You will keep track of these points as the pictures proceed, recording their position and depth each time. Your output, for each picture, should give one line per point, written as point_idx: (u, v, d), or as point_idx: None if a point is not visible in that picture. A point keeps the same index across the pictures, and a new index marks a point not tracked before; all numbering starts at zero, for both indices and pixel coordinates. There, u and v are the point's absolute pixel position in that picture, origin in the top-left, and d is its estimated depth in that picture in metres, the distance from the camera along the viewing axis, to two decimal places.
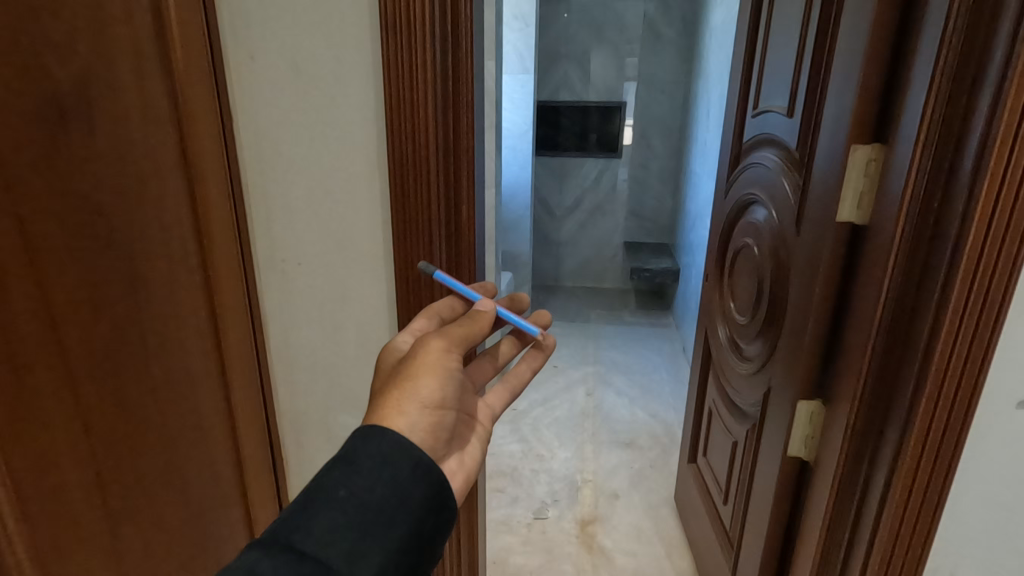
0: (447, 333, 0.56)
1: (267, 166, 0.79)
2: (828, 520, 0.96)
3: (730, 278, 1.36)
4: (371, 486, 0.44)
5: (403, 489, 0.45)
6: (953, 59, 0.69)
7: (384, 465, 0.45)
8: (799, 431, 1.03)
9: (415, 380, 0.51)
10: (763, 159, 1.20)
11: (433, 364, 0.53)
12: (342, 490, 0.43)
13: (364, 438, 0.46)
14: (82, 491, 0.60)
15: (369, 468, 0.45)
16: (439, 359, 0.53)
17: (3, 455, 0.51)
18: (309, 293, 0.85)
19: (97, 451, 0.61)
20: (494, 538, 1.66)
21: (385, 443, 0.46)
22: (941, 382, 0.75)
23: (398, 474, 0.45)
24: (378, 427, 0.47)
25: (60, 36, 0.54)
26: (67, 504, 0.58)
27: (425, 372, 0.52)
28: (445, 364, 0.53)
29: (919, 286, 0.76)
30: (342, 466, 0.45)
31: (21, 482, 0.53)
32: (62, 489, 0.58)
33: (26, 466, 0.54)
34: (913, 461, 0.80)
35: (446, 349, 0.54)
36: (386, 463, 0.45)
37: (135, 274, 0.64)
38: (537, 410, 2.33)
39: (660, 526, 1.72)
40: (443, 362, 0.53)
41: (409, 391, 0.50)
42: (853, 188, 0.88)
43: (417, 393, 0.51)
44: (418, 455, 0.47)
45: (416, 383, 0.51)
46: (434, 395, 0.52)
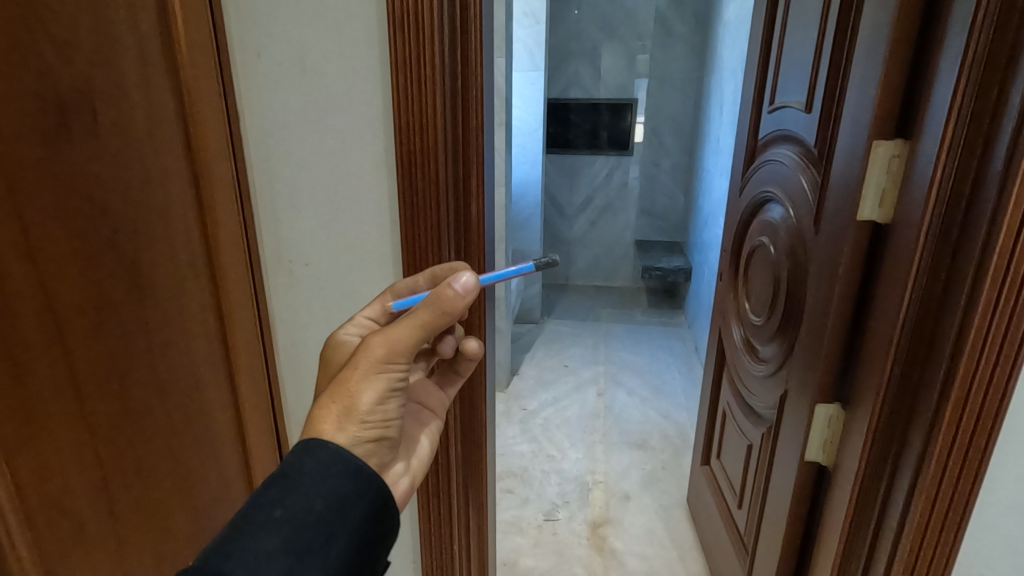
0: (391, 335, 0.49)
1: (274, 164, 0.78)
2: (848, 528, 0.94)
3: (745, 277, 1.33)
4: (309, 505, 0.42)
5: (349, 503, 0.44)
6: (982, 51, 0.66)
7: (325, 481, 0.44)
8: (817, 436, 1.01)
9: (354, 393, 0.47)
10: (780, 156, 1.17)
11: (374, 373, 0.48)
12: (277, 511, 0.42)
13: (301, 453, 0.45)
14: (88, 495, 0.59)
15: (309, 484, 0.43)
16: (380, 370, 0.49)
17: (8, 461, 0.51)
18: (316, 294, 0.85)
19: (102, 455, 0.60)
20: (504, 539, 1.65)
21: (322, 457, 0.44)
22: (969, 386, 0.72)
23: (338, 489, 0.44)
24: (316, 442, 0.45)
25: (63, 34, 0.53)
26: (71, 509, 0.57)
27: (365, 383, 0.48)
28: (383, 370, 0.49)
29: (946, 286, 0.73)
30: (281, 483, 0.43)
31: (27, 488, 0.53)
32: (67, 492, 0.57)
33: (31, 469, 0.53)
34: (938, 468, 0.77)
35: (388, 357, 0.49)
36: (323, 478, 0.44)
37: (141, 275, 0.63)
38: (548, 410, 2.31)
39: (672, 529, 1.69)
40: (383, 371, 0.49)
41: (347, 404, 0.47)
42: (875, 185, 0.86)
43: (353, 408, 0.47)
44: (356, 467, 0.45)
45: (354, 397, 0.47)
46: (375, 412, 0.48)
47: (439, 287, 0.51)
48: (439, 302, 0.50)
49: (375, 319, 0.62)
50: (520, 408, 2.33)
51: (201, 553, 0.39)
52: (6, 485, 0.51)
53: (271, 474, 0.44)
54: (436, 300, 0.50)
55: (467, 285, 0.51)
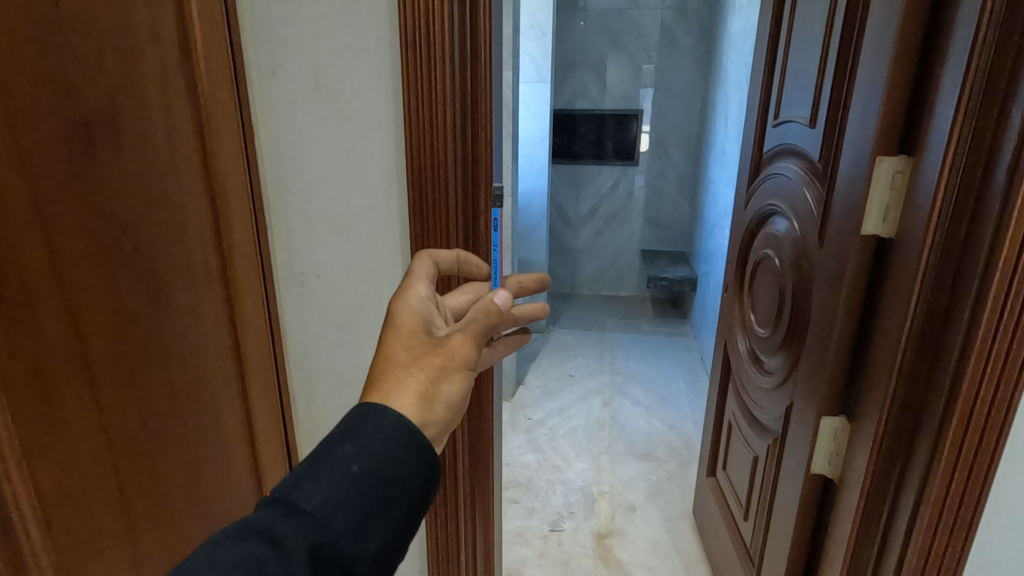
0: (474, 332, 0.45)
1: (287, 179, 0.80)
2: (854, 541, 0.94)
3: (750, 289, 1.34)
4: (381, 464, 0.39)
5: (415, 471, 0.40)
6: (984, 70, 0.68)
7: (397, 442, 0.40)
8: (822, 448, 1.01)
9: (438, 380, 0.43)
10: (784, 169, 1.18)
11: (460, 367, 0.44)
12: (352, 465, 0.38)
13: (373, 412, 0.41)
14: (105, 503, 0.60)
15: (382, 442, 0.39)
16: (467, 365, 0.44)
17: (30, 469, 0.52)
18: (327, 305, 0.86)
19: (119, 463, 0.62)
20: (509, 549, 1.65)
21: (387, 424, 0.40)
22: (972, 400, 0.73)
23: (405, 457, 0.39)
24: (381, 406, 0.41)
25: (90, 57, 0.55)
26: (89, 517, 0.59)
27: (452, 372, 0.44)
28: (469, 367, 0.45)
29: (949, 302, 0.74)
30: (354, 437, 0.39)
31: (48, 496, 0.54)
32: (86, 500, 0.58)
33: (51, 477, 0.54)
34: (944, 482, 0.78)
35: (467, 356, 0.45)
36: (393, 445, 0.39)
37: (159, 288, 0.65)
38: (553, 420, 2.32)
39: (678, 540, 1.69)
40: (463, 368, 0.44)
41: (428, 388, 0.42)
42: (878, 200, 0.87)
43: (432, 393, 0.42)
44: (421, 441, 0.40)
45: (437, 384, 0.43)
46: (454, 401, 0.43)
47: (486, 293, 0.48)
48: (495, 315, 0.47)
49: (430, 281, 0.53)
50: (525, 417, 2.34)
51: (284, 486, 0.37)
52: (28, 493, 0.52)
53: (342, 426, 0.40)
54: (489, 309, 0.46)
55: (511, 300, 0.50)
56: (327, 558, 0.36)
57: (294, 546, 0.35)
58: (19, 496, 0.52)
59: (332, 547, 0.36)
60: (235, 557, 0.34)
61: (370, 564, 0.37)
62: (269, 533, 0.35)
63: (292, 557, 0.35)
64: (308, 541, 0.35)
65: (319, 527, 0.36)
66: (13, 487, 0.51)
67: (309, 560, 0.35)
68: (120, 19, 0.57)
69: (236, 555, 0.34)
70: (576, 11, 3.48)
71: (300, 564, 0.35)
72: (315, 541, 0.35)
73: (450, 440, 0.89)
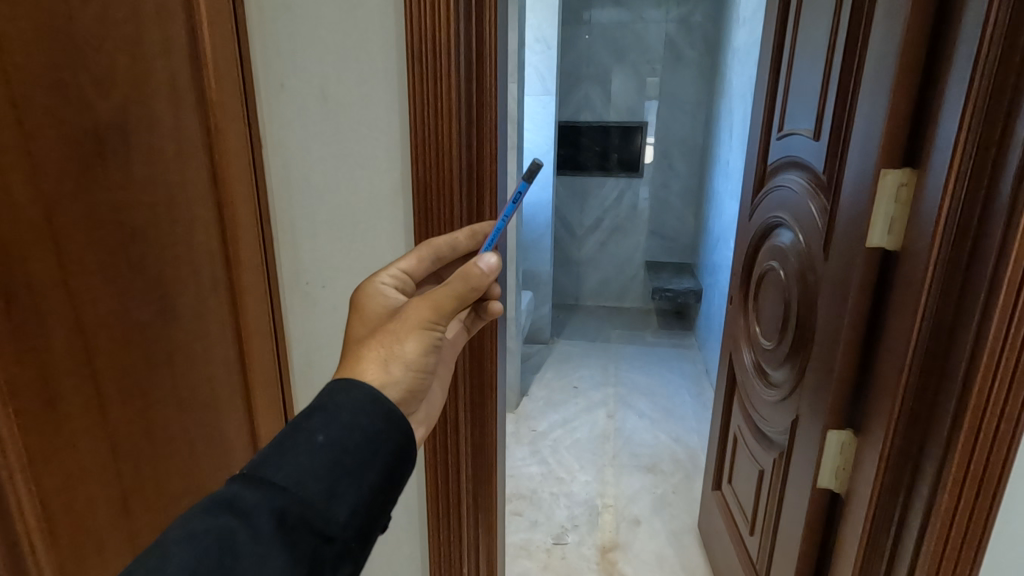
0: (436, 298, 0.48)
1: (294, 190, 0.80)
2: (861, 558, 0.93)
3: (755, 301, 1.34)
4: (349, 431, 0.40)
5: (383, 438, 0.41)
6: (988, 85, 0.68)
7: (364, 411, 0.41)
8: (829, 462, 1.00)
9: (399, 341, 0.46)
10: (788, 181, 1.18)
11: (415, 329, 0.47)
12: (320, 435, 0.39)
13: (340, 389, 0.42)
14: (107, 508, 0.61)
15: (348, 414, 0.41)
16: (423, 328, 0.47)
17: (34, 475, 0.54)
18: (332, 316, 0.86)
19: (122, 470, 0.62)
20: (513, 563, 1.63)
21: (355, 393, 0.42)
22: (980, 416, 0.72)
23: (372, 424, 0.41)
24: (356, 381, 0.43)
25: (102, 71, 0.56)
26: (91, 521, 0.60)
27: (409, 335, 0.47)
28: (426, 328, 0.47)
29: (956, 316, 0.74)
30: (321, 412, 0.41)
31: (52, 501, 0.55)
32: (86, 505, 0.59)
33: (56, 482, 0.56)
34: (952, 498, 0.77)
35: (430, 321, 0.47)
36: (361, 413, 0.41)
37: (165, 299, 0.65)
38: (557, 431, 2.31)
39: (683, 555, 1.67)
40: (424, 330, 0.47)
41: (390, 350, 0.46)
42: (883, 213, 0.87)
43: (394, 353, 0.46)
44: (388, 406, 0.42)
45: (399, 344, 0.46)
46: (415, 358, 0.46)
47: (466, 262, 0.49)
48: (470, 278, 0.48)
49: (408, 273, 0.59)
50: (530, 429, 2.33)
51: (253, 460, 0.38)
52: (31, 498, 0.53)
53: (309, 404, 0.42)
54: (464, 277, 0.48)
55: (492, 264, 0.49)
56: (294, 519, 0.37)
57: (260, 514, 0.36)
58: (23, 501, 0.53)
59: (303, 511, 0.37)
60: (206, 529, 0.35)
61: (341, 528, 0.38)
62: (236, 507, 0.37)
63: (258, 524, 0.36)
64: (275, 510, 0.37)
65: (286, 493, 0.37)
66: (15, 492, 0.52)
67: (276, 524, 0.36)
68: (131, 32, 0.58)
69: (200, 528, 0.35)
70: (582, 24, 3.51)
71: (269, 532, 0.36)
72: (283, 509, 0.37)
73: (452, 451, 0.88)
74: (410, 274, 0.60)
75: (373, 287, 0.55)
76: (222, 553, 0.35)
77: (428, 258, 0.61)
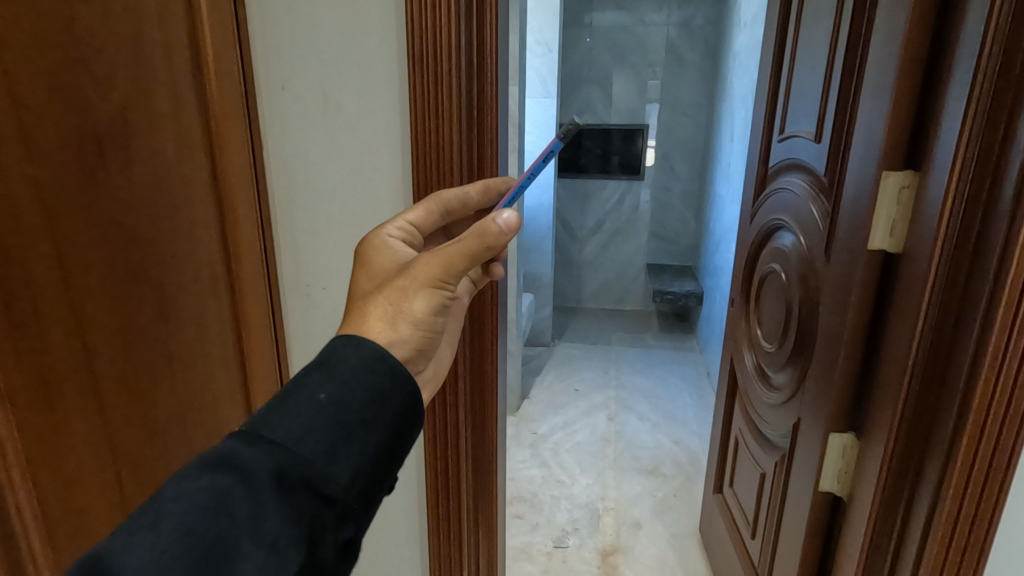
0: (448, 256, 0.48)
1: (294, 192, 0.80)
2: (864, 561, 0.92)
3: (757, 304, 1.33)
4: (352, 390, 0.39)
5: (387, 399, 0.40)
6: (989, 86, 0.68)
7: (367, 369, 0.40)
8: (831, 466, 0.99)
9: (406, 299, 0.46)
10: (790, 183, 1.18)
11: (425, 288, 0.47)
12: (322, 393, 0.38)
13: (342, 345, 0.42)
14: (106, 509, 0.61)
15: (349, 370, 0.40)
16: (432, 286, 0.47)
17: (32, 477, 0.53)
18: (331, 318, 0.85)
19: (120, 454, 0.62)
20: (513, 566, 1.62)
21: (359, 350, 0.41)
22: (983, 419, 0.72)
23: (376, 383, 0.40)
24: (358, 337, 0.42)
25: (102, 71, 0.56)
26: (88, 523, 0.60)
27: (418, 293, 0.46)
28: (435, 287, 0.47)
29: (959, 317, 0.73)
30: (322, 368, 0.40)
31: (50, 501, 0.55)
32: (85, 494, 0.59)
33: (54, 484, 0.56)
34: (956, 501, 0.76)
35: (439, 279, 0.47)
36: (364, 371, 0.40)
37: (165, 300, 0.65)
38: (558, 434, 2.30)
39: (684, 558, 1.66)
40: (433, 288, 0.47)
41: (397, 307, 0.45)
42: (885, 215, 0.86)
43: (400, 311, 0.45)
44: (393, 365, 0.41)
45: (406, 302, 0.46)
46: (423, 315, 0.46)
47: (484, 219, 0.49)
48: (486, 236, 0.48)
49: (417, 226, 0.61)
50: (530, 432, 2.33)
51: (252, 416, 0.37)
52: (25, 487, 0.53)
53: (309, 362, 0.41)
54: (480, 234, 0.48)
55: (510, 220, 0.50)
56: (294, 480, 0.36)
57: (259, 473, 0.36)
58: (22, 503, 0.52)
59: (302, 470, 0.36)
60: (201, 486, 0.35)
61: (342, 489, 0.37)
62: (233, 464, 0.36)
63: (256, 483, 0.35)
64: (275, 468, 0.36)
65: (285, 452, 0.36)
66: (10, 481, 0.51)
67: (275, 483, 0.36)
68: (131, 33, 0.59)
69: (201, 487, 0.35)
70: (582, 27, 3.52)
71: (267, 491, 0.36)
72: (282, 467, 0.36)
73: (452, 452, 0.88)
74: (418, 228, 0.61)
75: (380, 239, 0.56)
76: (220, 510, 0.34)
77: (437, 212, 0.62)
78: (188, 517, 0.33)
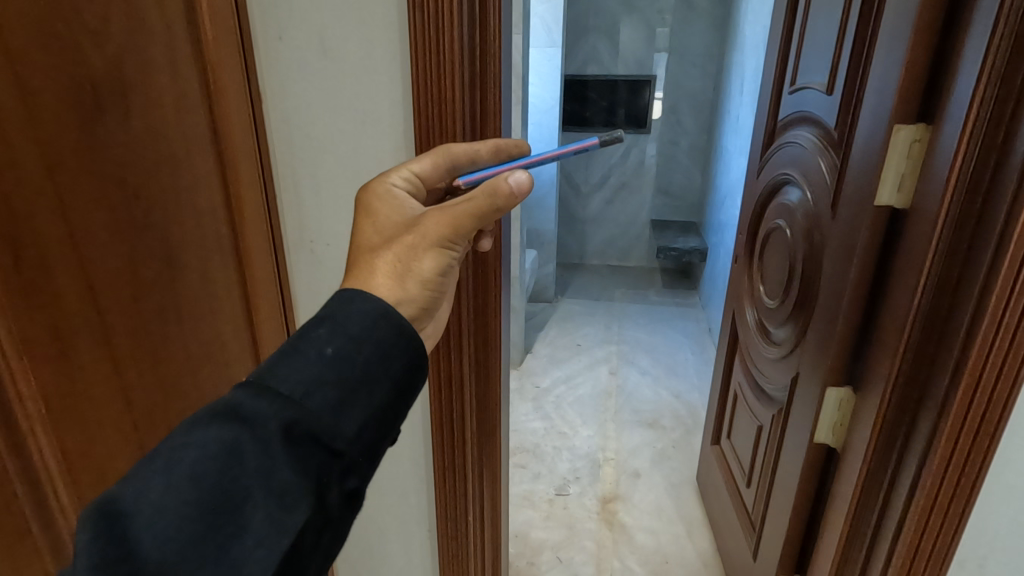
0: (457, 214, 0.48)
1: (296, 145, 0.79)
2: (854, 507, 0.95)
3: (760, 260, 1.33)
4: (357, 345, 0.40)
5: (392, 355, 0.41)
6: (1010, 34, 0.65)
7: (373, 325, 0.41)
8: (827, 418, 1.02)
9: (414, 257, 0.47)
10: (798, 137, 1.15)
11: (434, 247, 0.48)
12: (329, 348, 0.40)
13: (347, 301, 0.42)
14: (123, 454, 0.65)
15: (355, 328, 0.41)
16: (440, 245, 0.48)
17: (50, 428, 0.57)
18: (336, 273, 0.86)
19: (131, 401, 0.65)
20: (516, 512, 1.68)
21: (363, 306, 0.42)
22: (979, 371, 0.73)
23: (381, 340, 0.41)
24: (363, 293, 0.43)
25: (95, 21, 0.54)
26: (106, 466, 0.64)
27: (427, 253, 0.47)
28: (443, 248, 0.48)
29: (962, 272, 0.73)
30: (328, 324, 0.41)
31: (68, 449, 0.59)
32: (102, 440, 0.62)
33: (73, 432, 0.59)
34: (947, 450, 0.78)
35: (448, 239, 0.48)
36: (369, 326, 0.41)
37: (171, 256, 0.66)
38: (560, 388, 2.35)
39: (682, 505, 1.72)
40: (440, 248, 0.48)
41: (405, 264, 0.47)
42: (894, 170, 0.85)
43: (409, 268, 0.47)
44: (398, 322, 0.42)
45: (414, 260, 0.47)
46: (431, 275, 0.48)
47: (497, 178, 0.49)
48: (497, 197, 0.48)
49: (420, 176, 0.60)
50: (533, 386, 2.37)
51: (259, 369, 0.38)
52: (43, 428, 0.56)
53: (315, 316, 0.42)
54: (492, 194, 0.48)
55: (522, 182, 0.49)
56: (302, 432, 0.37)
57: (268, 425, 0.37)
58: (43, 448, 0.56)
59: (311, 423, 0.37)
60: (211, 436, 0.36)
61: (350, 442, 0.39)
62: (241, 414, 0.37)
63: (266, 434, 0.37)
64: (283, 422, 0.37)
65: (293, 405, 0.37)
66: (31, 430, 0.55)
67: (285, 435, 0.37)
68: None
69: (215, 436, 0.36)
70: None
71: (277, 443, 0.37)
72: (290, 421, 0.37)
73: (456, 404, 0.91)
74: (422, 178, 0.60)
75: (384, 187, 0.55)
76: (231, 456, 0.36)
77: (444, 165, 0.62)
78: (199, 466, 0.35)
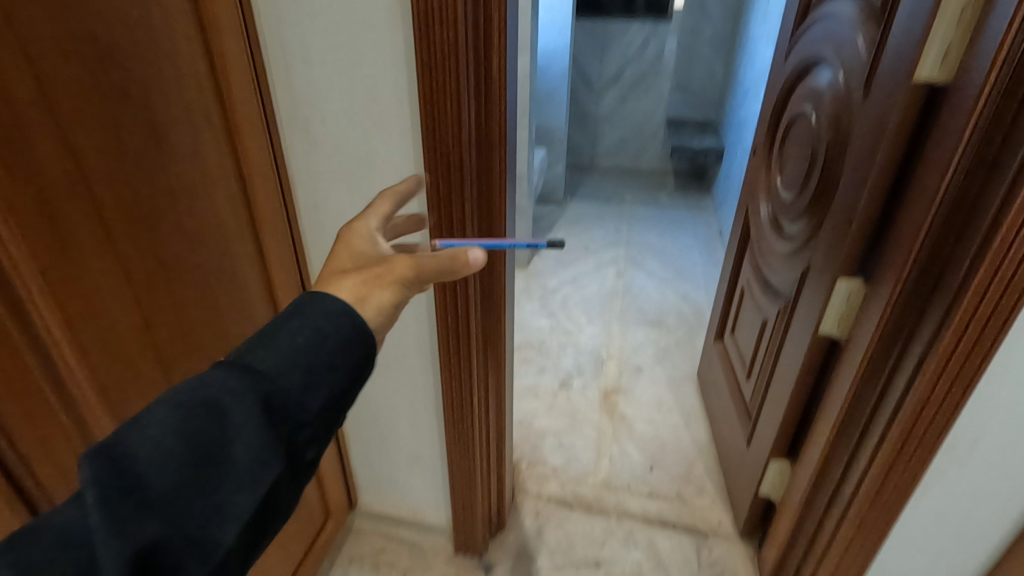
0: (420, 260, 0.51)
1: (283, 9, 0.73)
2: (852, 396, 0.97)
3: (781, 150, 1.26)
4: (322, 334, 0.44)
5: (353, 343, 0.46)
6: None
7: (338, 319, 0.45)
8: (833, 311, 1.00)
9: None
10: (836, 10, 1.05)
11: (394, 280, 0.50)
12: (301, 335, 0.44)
13: (313, 300, 0.46)
14: (131, 328, 0.66)
15: (322, 323, 0.45)
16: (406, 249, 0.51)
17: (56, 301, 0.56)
18: (335, 154, 0.83)
19: (131, 284, 0.65)
20: (520, 402, 1.75)
21: (329, 303, 0.46)
22: (1002, 257, 0.72)
23: (342, 331, 0.45)
24: (331, 294, 0.47)
25: None
26: (117, 338, 0.65)
27: None
28: (402, 285, 0.51)
29: (1001, 152, 0.70)
30: (299, 315, 0.45)
31: (76, 323, 0.59)
32: (109, 313, 0.63)
33: (77, 304, 0.59)
34: (954, 339, 0.79)
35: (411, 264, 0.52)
36: (332, 324, 0.45)
37: (154, 123, 0.64)
38: (567, 288, 2.37)
39: (681, 398, 1.78)
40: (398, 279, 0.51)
41: None
42: (940, 40, 0.76)
43: None
44: (362, 321, 0.46)
45: None
46: None
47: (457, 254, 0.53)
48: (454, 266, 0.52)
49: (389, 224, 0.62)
50: (540, 286, 2.38)
51: (235, 352, 0.42)
52: (50, 311, 0.56)
53: (288, 307, 0.46)
54: (452, 260, 0.52)
55: (479, 260, 0.54)
56: (275, 405, 0.42)
57: (246, 392, 0.41)
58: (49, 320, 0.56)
59: (282, 399, 0.42)
60: (196, 399, 0.40)
61: (313, 416, 0.43)
62: (223, 376, 0.41)
63: (243, 397, 0.40)
64: (260, 392, 0.41)
65: (266, 379, 0.41)
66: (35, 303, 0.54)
67: (257, 403, 0.41)
68: None
69: (193, 398, 0.40)
70: None
71: (254, 405, 0.40)
72: (267, 394, 0.41)
73: (461, 290, 0.91)
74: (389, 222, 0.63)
75: (363, 228, 0.59)
76: None
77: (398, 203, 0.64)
78: None
